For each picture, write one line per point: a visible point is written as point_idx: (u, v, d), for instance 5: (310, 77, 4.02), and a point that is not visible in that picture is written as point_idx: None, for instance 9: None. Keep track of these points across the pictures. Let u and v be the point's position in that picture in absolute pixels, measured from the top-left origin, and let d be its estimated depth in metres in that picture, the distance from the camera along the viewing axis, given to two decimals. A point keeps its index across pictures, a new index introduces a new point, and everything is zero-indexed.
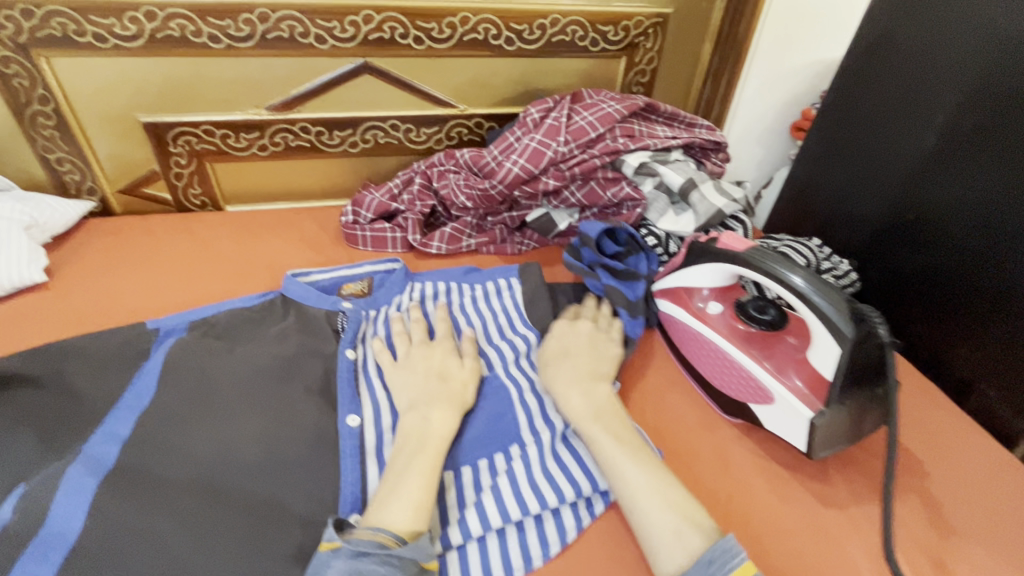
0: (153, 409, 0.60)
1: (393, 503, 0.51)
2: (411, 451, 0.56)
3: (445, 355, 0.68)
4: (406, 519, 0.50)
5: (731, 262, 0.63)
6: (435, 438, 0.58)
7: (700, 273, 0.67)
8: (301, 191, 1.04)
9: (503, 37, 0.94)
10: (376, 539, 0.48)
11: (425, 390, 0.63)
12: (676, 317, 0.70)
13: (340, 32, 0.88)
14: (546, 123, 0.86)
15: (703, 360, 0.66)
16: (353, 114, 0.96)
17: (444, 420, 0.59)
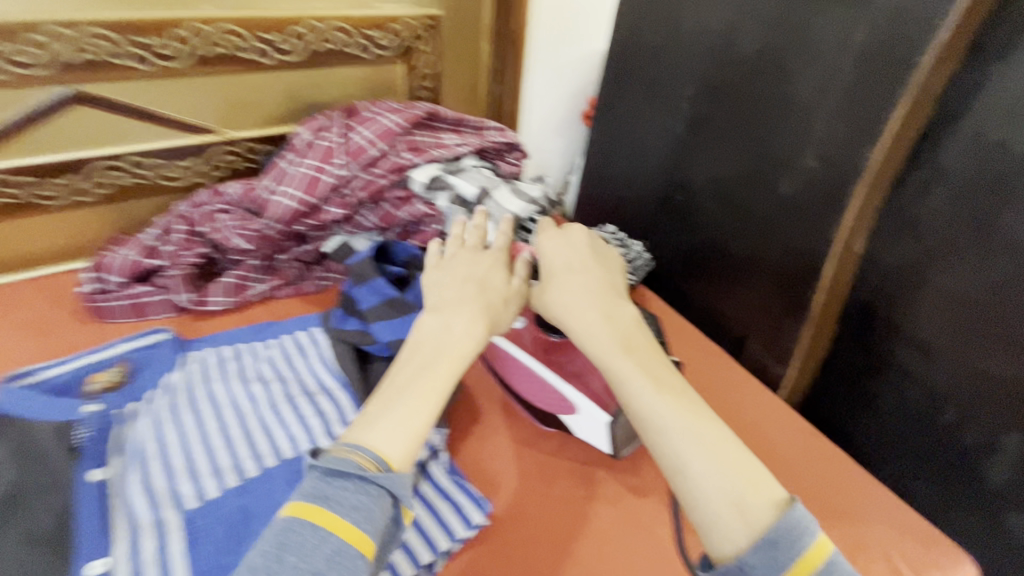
0: None
1: (377, 427, 0.45)
2: (421, 363, 0.51)
3: (494, 262, 0.64)
4: (400, 453, 0.44)
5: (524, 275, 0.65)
6: (453, 349, 0.52)
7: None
8: (22, 257, 0.81)
9: (254, 50, 0.82)
10: (354, 458, 0.42)
11: (462, 292, 0.58)
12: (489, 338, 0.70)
13: (19, 55, 0.69)
14: (318, 145, 0.78)
15: (514, 377, 0.66)
16: (73, 155, 0.77)
17: (468, 327, 0.54)
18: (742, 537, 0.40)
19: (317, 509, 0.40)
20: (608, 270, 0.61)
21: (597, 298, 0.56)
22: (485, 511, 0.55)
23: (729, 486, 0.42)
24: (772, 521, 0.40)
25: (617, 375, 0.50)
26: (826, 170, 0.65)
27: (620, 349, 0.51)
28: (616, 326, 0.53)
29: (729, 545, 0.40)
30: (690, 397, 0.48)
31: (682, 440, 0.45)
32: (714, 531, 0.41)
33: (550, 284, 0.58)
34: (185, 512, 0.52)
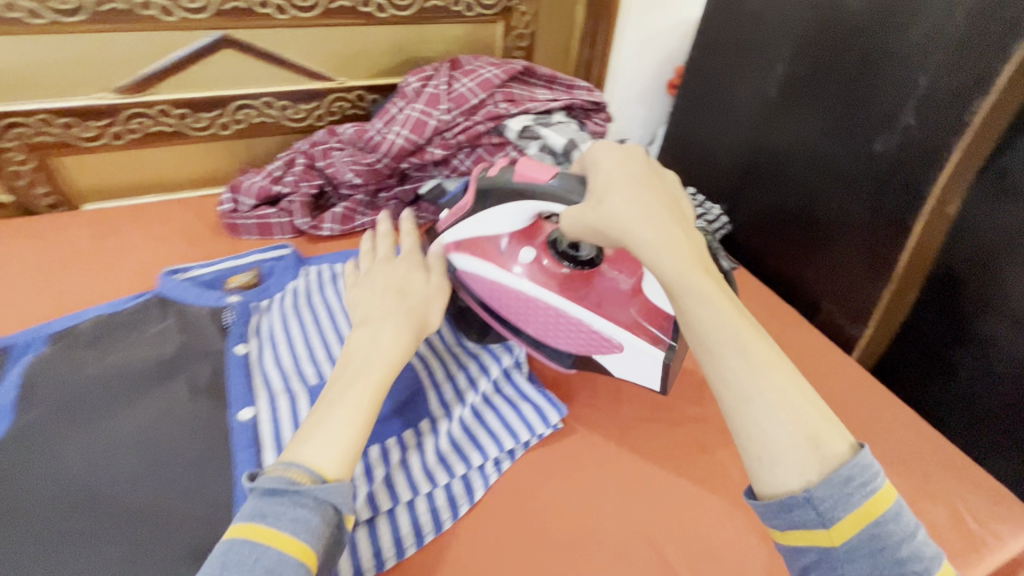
0: (14, 433, 0.55)
1: (316, 438, 0.46)
2: (352, 374, 0.52)
3: (409, 266, 0.64)
4: (337, 464, 0.45)
5: (525, 200, 0.58)
6: (385, 360, 0.53)
7: (501, 220, 0.62)
8: (173, 181, 0.96)
9: (373, 4, 0.90)
10: (288, 474, 0.43)
11: (381, 303, 0.58)
12: (494, 279, 0.65)
13: (187, 2, 0.80)
14: (426, 92, 0.85)
15: (532, 321, 0.66)
16: (219, 93, 0.89)
17: (397, 340, 0.55)
18: (810, 472, 0.40)
19: (263, 526, 0.41)
20: (663, 188, 0.53)
21: (666, 216, 0.50)
22: (561, 414, 0.63)
23: (818, 438, 0.40)
24: (848, 458, 0.40)
25: (689, 297, 0.46)
26: (925, 130, 0.65)
27: (696, 269, 0.47)
28: (691, 247, 0.49)
29: (792, 482, 0.40)
30: (763, 329, 0.45)
31: (759, 376, 0.42)
32: (781, 470, 0.40)
33: (608, 196, 0.51)
34: (309, 387, 0.63)
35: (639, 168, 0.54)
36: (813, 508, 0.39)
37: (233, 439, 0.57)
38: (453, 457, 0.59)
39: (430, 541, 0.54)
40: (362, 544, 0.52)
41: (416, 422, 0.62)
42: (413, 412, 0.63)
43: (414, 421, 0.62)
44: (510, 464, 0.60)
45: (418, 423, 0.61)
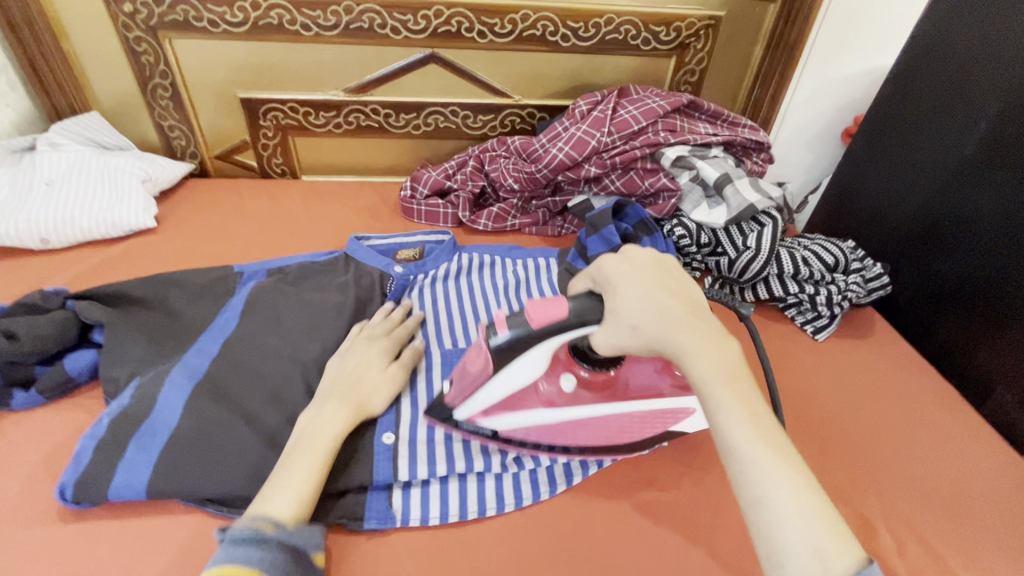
0: (236, 333, 0.71)
1: (276, 495, 0.52)
2: (299, 443, 0.57)
3: (379, 354, 0.68)
4: (288, 509, 0.51)
5: (540, 339, 0.54)
6: (323, 432, 0.58)
7: (518, 368, 0.57)
8: (367, 166, 1.15)
9: (560, 34, 1.00)
10: (254, 524, 0.49)
11: (336, 383, 0.63)
12: (525, 423, 0.61)
13: (413, 24, 0.97)
14: (592, 115, 0.93)
15: (570, 437, 0.62)
16: (418, 100, 1.06)
17: (340, 412, 0.60)
18: None
19: (233, 567, 0.46)
20: (700, 304, 0.54)
21: (693, 329, 0.51)
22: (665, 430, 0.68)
23: (829, 558, 0.40)
24: (857, 569, 0.40)
25: (716, 412, 0.47)
26: None
27: (722, 377, 0.48)
28: (714, 356, 0.49)
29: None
30: (789, 450, 0.46)
31: (771, 480, 0.43)
32: (792, 575, 0.41)
33: (640, 315, 0.52)
34: (444, 350, 0.75)
35: (684, 286, 0.56)
36: None
37: None
38: None
39: (528, 506, 0.61)
40: (470, 490, 0.61)
41: None
42: None
43: None
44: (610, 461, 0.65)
45: None
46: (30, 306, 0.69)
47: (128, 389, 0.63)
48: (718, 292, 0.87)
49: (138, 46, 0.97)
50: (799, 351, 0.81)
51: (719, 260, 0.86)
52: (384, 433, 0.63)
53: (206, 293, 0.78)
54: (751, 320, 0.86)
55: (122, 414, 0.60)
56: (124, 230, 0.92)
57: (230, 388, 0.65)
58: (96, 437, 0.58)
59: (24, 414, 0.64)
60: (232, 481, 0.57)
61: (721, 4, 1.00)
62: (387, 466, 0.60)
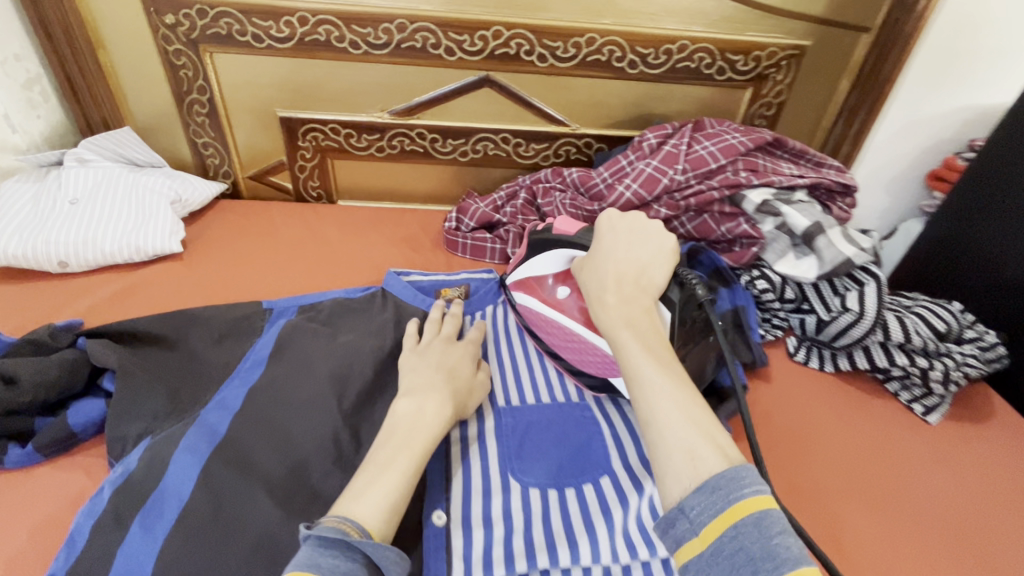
0: (260, 383, 0.63)
1: (365, 498, 0.46)
2: (395, 443, 0.52)
3: (463, 356, 0.66)
4: (375, 518, 0.45)
5: (559, 247, 0.68)
6: (425, 432, 0.54)
7: (546, 262, 0.70)
8: (408, 193, 1.08)
9: (626, 61, 0.91)
10: (339, 528, 0.43)
11: (430, 378, 0.60)
12: (533, 307, 0.71)
13: (469, 45, 0.89)
14: (664, 149, 0.84)
15: (555, 340, 0.69)
16: (468, 125, 0.99)
17: (439, 411, 0.56)
18: (687, 482, 0.39)
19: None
20: (649, 263, 0.59)
21: (621, 282, 0.56)
22: None
23: (697, 461, 0.40)
24: (720, 469, 0.39)
25: (620, 348, 0.51)
26: None
27: (623, 323, 0.52)
28: (620, 309, 0.54)
29: (676, 491, 0.39)
30: (684, 378, 0.46)
31: (658, 393, 0.44)
32: (664, 480, 0.41)
33: (590, 264, 0.60)
34: (497, 409, 0.65)
35: (646, 247, 0.60)
36: (685, 516, 0.38)
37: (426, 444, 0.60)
38: (639, 539, 0.52)
39: None
40: None
41: (597, 477, 0.58)
42: (592, 469, 0.59)
43: (595, 476, 0.58)
44: None
45: (600, 480, 0.58)
46: (36, 343, 0.62)
47: (136, 451, 0.55)
48: (803, 356, 0.77)
49: (177, 60, 0.91)
50: (903, 434, 0.70)
51: (805, 319, 0.76)
52: (433, 513, 0.54)
53: (231, 333, 0.70)
54: (844, 391, 0.75)
55: (128, 484, 0.52)
56: (148, 255, 0.86)
57: (253, 454, 0.56)
58: (95, 514, 0.50)
59: (20, 473, 0.56)
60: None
61: (807, 33, 0.90)
62: (440, 560, 0.51)
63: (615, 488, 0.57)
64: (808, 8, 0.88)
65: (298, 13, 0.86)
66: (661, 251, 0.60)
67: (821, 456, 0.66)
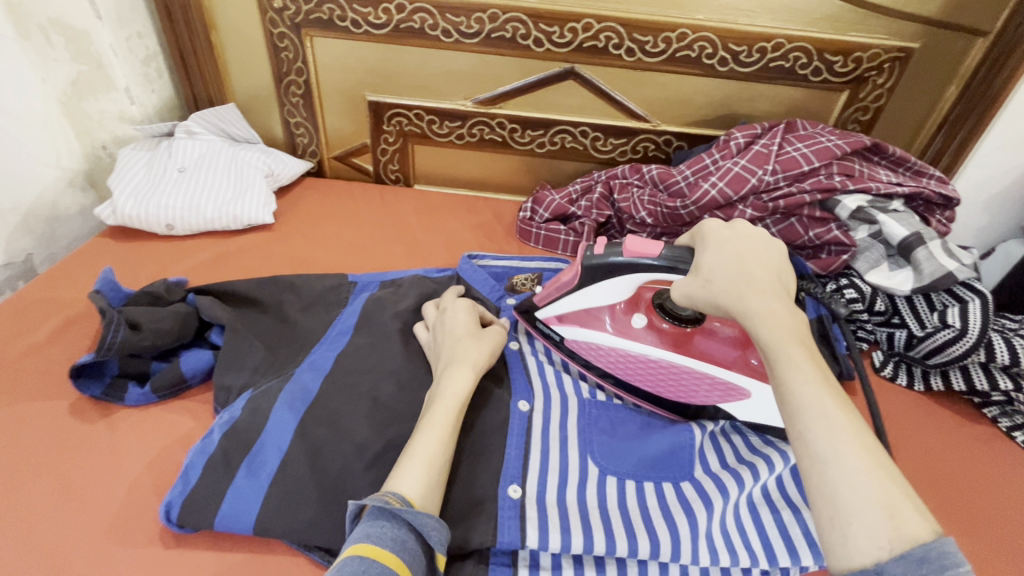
0: (349, 350, 0.66)
1: (407, 469, 0.48)
2: (427, 411, 0.53)
3: (469, 320, 0.64)
4: (416, 487, 0.47)
5: (635, 271, 0.59)
6: (452, 396, 0.54)
7: (612, 288, 0.62)
8: (481, 181, 1.10)
9: (717, 57, 0.90)
10: (382, 498, 0.44)
11: (444, 354, 0.60)
12: (592, 340, 0.66)
13: (558, 37, 0.90)
14: (754, 148, 0.82)
15: (631, 371, 0.65)
16: (548, 117, 0.99)
17: (460, 375, 0.56)
18: (884, 545, 0.34)
19: (365, 543, 0.41)
20: (785, 279, 0.51)
21: (771, 295, 0.48)
22: None
23: (897, 521, 0.34)
24: (927, 539, 0.34)
25: (783, 368, 0.43)
26: None
27: (790, 340, 0.45)
28: (785, 322, 0.46)
29: (867, 553, 0.34)
30: (858, 414, 0.41)
31: (838, 435, 0.38)
32: (856, 536, 0.35)
33: (718, 271, 0.52)
34: (581, 400, 0.65)
35: (777, 262, 0.52)
36: None
37: (510, 421, 0.60)
38: (723, 545, 0.51)
39: None
40: None
41: (677, 480, 0.57)
42: (674, 470, 0.58)
43: (676, 478, 0.58)
44: None
45: (681, 483, 0.57)
46: (154, 296, 0.68)
47: (239, 401, 0.59)
48: (890, 372, 0.74)
49: (280, 42, 0.96)
50: (1002, 463, 0.66)
51: (895, 333, 0.74)
52: (509, 485, 0.54)
53: (321, 300, 0.73)
54: (937, 411, 0.71)
55: (235, 430, 0.56)
56: (244, 224, 0.91)
57: (341, 416, 0.59)
58: (207, 452, 0.54)
59: (137, 410, 0.62)
60: (340, 531, 0.51)
61: (915, 34, 0.86)
62: (513, 529, 0.51)
63: (698, 492, 0.56)
64: (920, 9, 0.83)
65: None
66: (788, 267, 0.53)
67: (912, 476, 0.64)
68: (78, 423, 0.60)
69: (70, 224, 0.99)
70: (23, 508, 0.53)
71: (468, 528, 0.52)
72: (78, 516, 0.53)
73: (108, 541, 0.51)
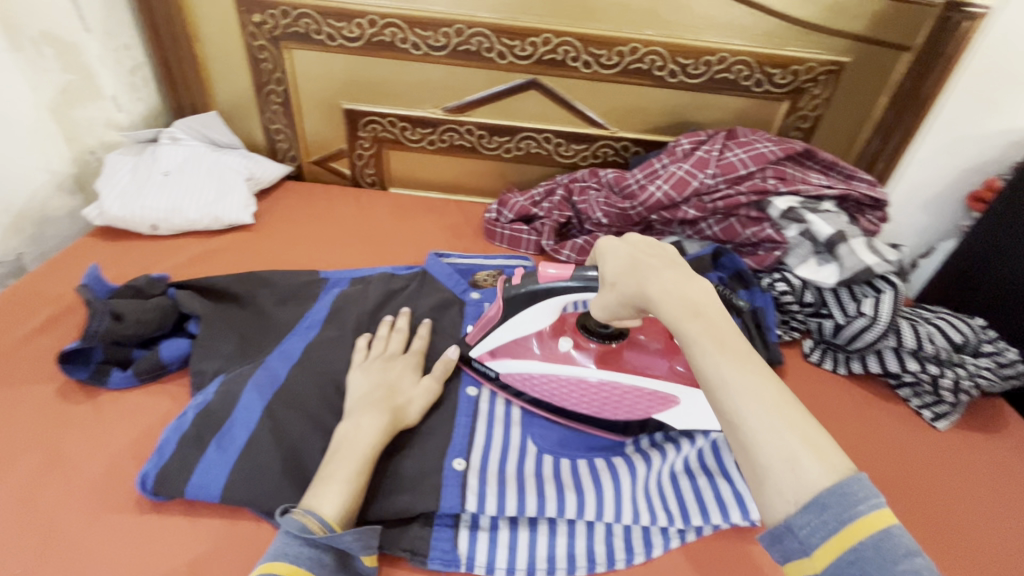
0: (317, 340, 0.72)
1: (321, 497, 0.52)
2: (337, 456, 0.56)
3: (404, 369, 0.67)
4: (334, 511, 0.51)
5: (553, 296, 0.63)
6: (364, 445, 0.57)
7: (535, 314, 0.65)
8: (453, 185, 1.16)
9: (667, 69, 0.97)
10: (302, 520, 0.49)
11: (369, 397, 0.62)
12: (528, 370, 0.67)
13: (519, 50, 0.97)
14: (696, 154, 0.89)
15: (570, 398, 0.66)
16: (514, 124, 1.06)
17: (374, 424, 0.58)
18: (794, 501, 0.36)
19: (282, 563, 0.47)
20: (674, 254, 0.54)
21: (665, 273, 0.50)
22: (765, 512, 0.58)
23: (800, 470, 0.36)
24: (830, 483, 0.35)
25: (685, 340, 0.44)
26: None
27: (689, 311, 0.45)
28: (687, 294, 0.47)
29: (778, 509, 0.36)
30: (762, 365, 0.42)
31: (745, 397, 0.39)
32: (770, 494, 0.37)
33: (618, 273, 0.54)
34: None
35: (663, 244, 0.55)
36: (795, 535, 0.35)
37: (459, 405, 0.67)
38: (643, 506, 0.58)
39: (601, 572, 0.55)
40: (541, 546, 0.56)
41: (609, 456, 0.64)
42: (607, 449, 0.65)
43: (607, 455, 0.65)
44: (695, 536, 0.58)
45: (612, 458, 0.64)
46: (137, 289, 0.74)
47: (213, 385, 0.65)
48: (817, 358, 0.81)
49: (260, 54, 1.02)
50: (913, 439, 0.73)
51: (824, 323, 0.80)
52: (455, 458, 0.61)
53: (294, 294, 0.79)
54: (858, 393, 0.78)
55: (206, 410, 0.62)
56: (224, 225, 0.97)
57: (306, 399, 0.65)
58: (181, 430, 0.60)
59: (119, 394, 0.67)
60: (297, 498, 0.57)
61: (847, 49, 0.93)
62: (455, 494, 0.57)
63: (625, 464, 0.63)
64: (849, 26, 0.91)
65: (368, 15, 0.95)
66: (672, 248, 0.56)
67: None
68: (65, 407, 0.65)
69: (59, 226, 1.05)
70: (13, 480, 0.58)
71: (414, 495, 0.57)
72: (64, 487, 0.58)
73: (91, 509, 0.57)
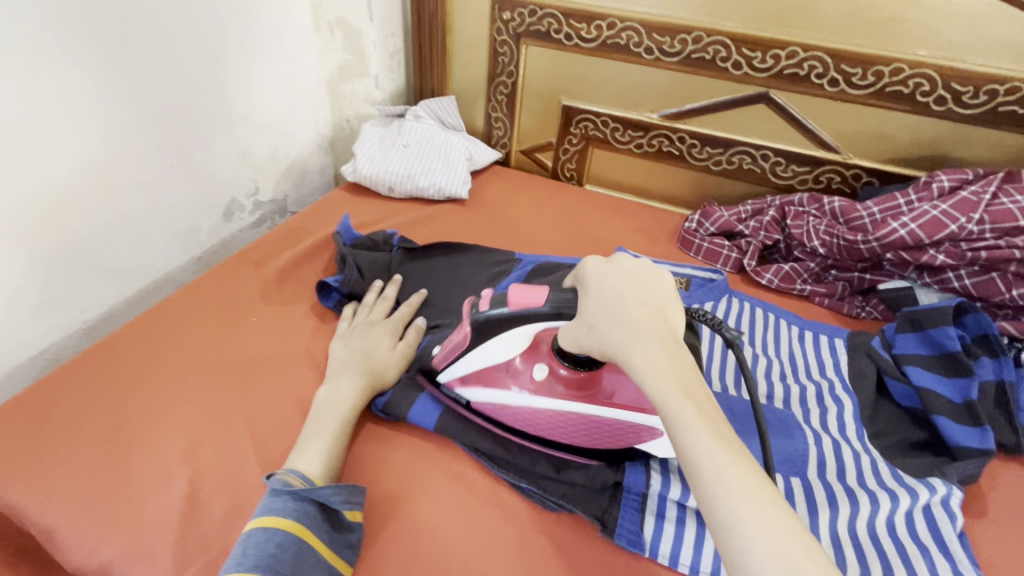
0: None
1: (307, 454, 0.57)
2: (318, 418, 0.61)
3: (382, 334, 0.72)
4: (316, 468, 0.56)
5: (524, 324, 0.57)
6: (342, 404, 0.62)
7: (505, 340, 0.60)
8: (648, 190, 1.16)
9: (935, 95, 0.86)
10: (286, 478, 0.54)
11: (345, 362, 0.68)
12: (498, 401, 0.63)
13: (758, 62, 0.93)
14: (959, 194, 0.79)
15: (531, 426, 0.62)
16: (732, 137, 1.02)
17: (352, 386, 0.64)
18: None
19: (268, 517, 0.51)
20: (666, 302, 0.51)
21: (654, 334, 0.47)
22: None
23: (793, 566, 0.36)
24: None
25: (672, 419, 0.43)
26: None
27: (678, 387, 0.44)
28: (670, 365, 0.46)
29: None
30: (728, 432, 0.42)
31: (735, 493, 0.39)
32: None
33: (597, 314, 0.51)
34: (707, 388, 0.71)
35: (651, 286, 0.52)
36: None
37: None
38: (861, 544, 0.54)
39: None
40: None
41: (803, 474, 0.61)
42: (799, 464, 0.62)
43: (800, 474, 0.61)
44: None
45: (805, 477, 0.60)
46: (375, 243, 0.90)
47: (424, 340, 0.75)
48: None
49: (500, 48, 1.13)
50: None
51: None
52: None
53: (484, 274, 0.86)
54: None
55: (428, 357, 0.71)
56: (443, 196, 1.09)
57: None
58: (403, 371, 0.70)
59: None
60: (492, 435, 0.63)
61: None
62: (640, 471, 0.61)
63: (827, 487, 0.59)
64: None
65: (609, 18, 1.00)
66: (668, 292, 0.53)
67: None
68: (318, 323, 0.80)
69: (313, 177, 1.26)
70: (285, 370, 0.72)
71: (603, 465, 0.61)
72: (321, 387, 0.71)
73: None
